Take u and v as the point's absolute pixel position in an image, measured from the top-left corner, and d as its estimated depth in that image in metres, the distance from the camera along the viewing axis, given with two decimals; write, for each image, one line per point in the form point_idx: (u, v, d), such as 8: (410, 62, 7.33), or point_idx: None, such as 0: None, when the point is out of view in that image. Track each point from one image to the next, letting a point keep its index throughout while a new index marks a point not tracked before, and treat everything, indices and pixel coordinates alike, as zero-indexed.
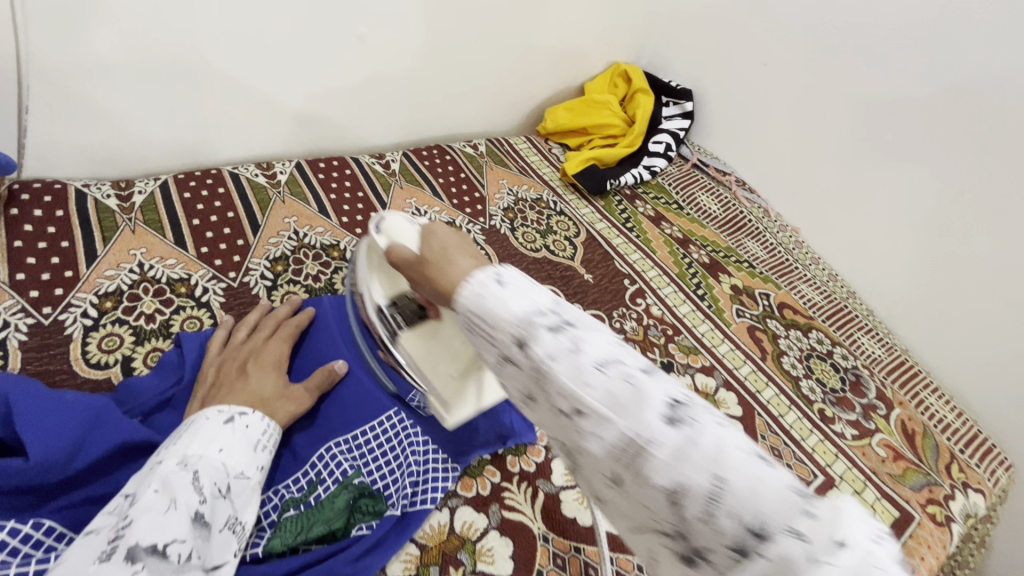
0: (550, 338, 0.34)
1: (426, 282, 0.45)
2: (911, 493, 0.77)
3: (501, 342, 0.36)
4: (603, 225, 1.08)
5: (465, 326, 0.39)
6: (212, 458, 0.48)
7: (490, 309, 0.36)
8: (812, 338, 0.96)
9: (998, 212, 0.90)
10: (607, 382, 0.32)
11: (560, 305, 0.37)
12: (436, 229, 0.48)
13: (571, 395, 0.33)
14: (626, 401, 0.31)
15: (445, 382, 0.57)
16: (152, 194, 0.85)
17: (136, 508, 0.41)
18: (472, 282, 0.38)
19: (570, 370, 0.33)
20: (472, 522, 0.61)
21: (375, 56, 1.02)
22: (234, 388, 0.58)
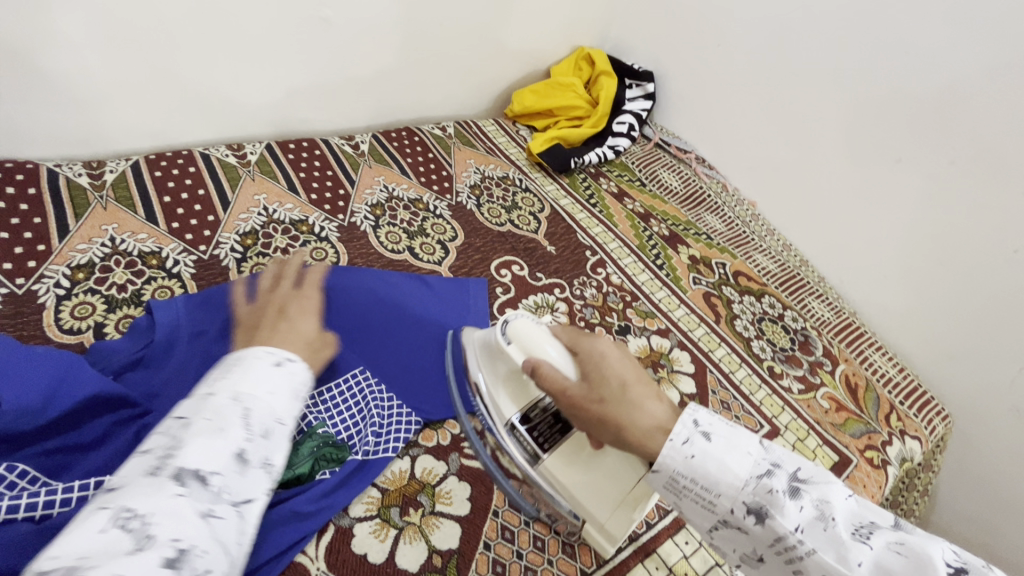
0: (795, 508, 0.42)
1: (611, 425, 0.51)
2: (851, 440, 0.82)
3: (734, 509, 0.45)
4: (567, 201, 1.13)
5: (685, 496, 0.47)
6: (262, 399, 0.47)
7: (717, 477, 0.45)
8: (765, 303, 1.01)
9: (933, 178, 0.95)
10: (867, 550, 0.40)
11: (783, 466, 0.45)
12: (605, 361, 0.55)
13: (837, 570, 0.40)
14: (899, 568, 0.39)
15: (607, 512, 0.58)
16: (123, 173, 0.87)
17: (185, 436, 0.41)
18: (674, 441, 0.47)
19: (825, 539, 0.41)
20: (432, 468, 0.65)
21: (340, 38, 1.04)
22: (279, 330, 0.62)
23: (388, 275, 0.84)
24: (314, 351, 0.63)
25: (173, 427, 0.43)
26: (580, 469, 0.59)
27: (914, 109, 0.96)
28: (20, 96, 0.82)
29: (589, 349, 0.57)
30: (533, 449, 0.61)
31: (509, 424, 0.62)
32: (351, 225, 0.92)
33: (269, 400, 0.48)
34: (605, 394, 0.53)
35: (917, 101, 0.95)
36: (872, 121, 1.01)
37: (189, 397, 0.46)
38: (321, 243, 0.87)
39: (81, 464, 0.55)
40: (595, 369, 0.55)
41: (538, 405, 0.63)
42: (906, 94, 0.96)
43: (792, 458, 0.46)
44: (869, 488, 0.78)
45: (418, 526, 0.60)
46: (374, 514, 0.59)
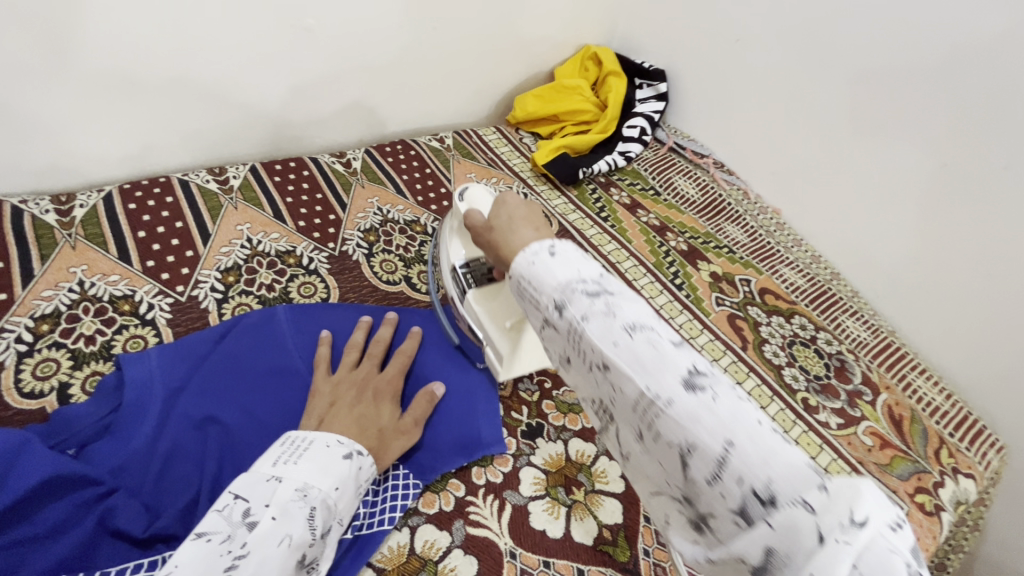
0: (587, 302, 0.39)
1: (494, 248, 0.51)
2: (898, 482, 0.74)
3: (544, 305, 0.42)
4: (576, 216, 1.05)
5: (517, 292, 0.45)
6: (327, 497, 0.50)
7: (538, 274, 0.43)
8: (795, 324, 0.93)
9: (979, 186, 0.86)
10: (634, 344, 0.37)
11: (604, 278, 0.42)
12: (507, 199, 0.53)
13: (600, 352, 0.38)
14: (649, 361, 0.36)
15: (500, 331, 0.66)
16: (94, 207, 0.80)
17: (257, 538, 0.44)
18: (526, 252, 0.44)
19: (601, 329, 0.38)
20: (434, 541, 0.58)
21: (325, 50, 0.96)
22: (355, 414, 0.60)
23: (381, 310, 0.78)
24: (386, 441, 0.61)
25: (241, 522, 0.45)
26: (491, 297, 0.68)
27: (957, 110, 0.86)
28: None
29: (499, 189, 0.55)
30: (462, 285, 0.70)
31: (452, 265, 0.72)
32: (342, 254, 0.85)
33: (332, 498, 0.51)
34: (494, 222, 0.52)
35: (964, 101, 0.85)
36: (912, 121, 0.91)
37: (259, 482, 0.48)
38: (310, 277, 0.80)
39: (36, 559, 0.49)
40: (497, 205, 0.54)
41: (480, 259, 0.72)
42: (950, 92, 0.86)
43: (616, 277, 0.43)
44: (922, 540, 0.70)
45: None
46: None
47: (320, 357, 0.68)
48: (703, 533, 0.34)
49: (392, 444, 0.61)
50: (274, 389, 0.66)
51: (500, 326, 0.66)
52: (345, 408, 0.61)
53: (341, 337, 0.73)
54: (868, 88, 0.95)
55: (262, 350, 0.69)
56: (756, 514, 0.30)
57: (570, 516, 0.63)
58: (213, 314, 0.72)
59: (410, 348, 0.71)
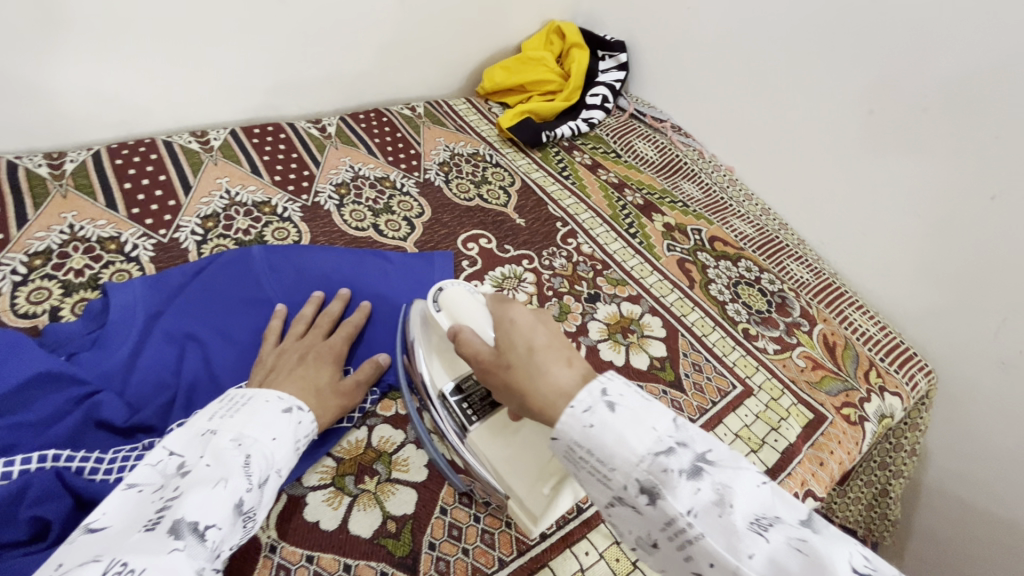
0: (691, 490, 0.38)
1: (518, 390, 0.48)
2: (827, 398, 0.80)
3: (625, 487, 0.40)
4: (538, 174, 1.11)
5: (580, 467, 0.43)
6: (264, 446, 0.51)
7: (612, 447, 0.41)
8: (741, 266, 0.99)
9: (904, 129, 0.93)
10: (767, 545, 0.36)
11: (685, 443, 0.41)
12: (517, 324, 0.51)
13: (729, 563, 0.36)
14: (800, 569, 0.35)
15: (535, 491, 0.53)
16: (84, 162, 0.87)
17: (189, 482, 0.44)
18: (578, 408, 0.43)
19: (721, 527, 0.37)
20: (389, 437, 0.64)
21: (298, 22, 1.03)
22: (294, 376, 0.61)
23: (333, 286, 0.79)
24: (324, 402, 0.61)
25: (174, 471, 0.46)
26: (507, 444, 0.56)
27: (885, 59, 0.93)
28: None
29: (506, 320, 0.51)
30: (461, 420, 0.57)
31: (440, 394, 0.60)
32: (315, 205, 0.91)
33: (270, 448, 0.51)
34: (512, 358, 0.49)
35: (890, 51, 0.92)
36: (848, 72, 0.98)
37: (195, 437, 0.49)
38: (284, 224, 0.87)
39: (29, 441, 0.55)
40: (506, 332, 0.51)
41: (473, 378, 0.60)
42: (879, 43, 0.93)
43: (706, 438, 0.41)
44: (844, 444, 0.75)
45: (373, 494, 0.59)
46: (328, 483, 0.59)
47: (270, 329, 0.70)
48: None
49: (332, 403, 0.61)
50: (242, 320, 0.72)
51: (531, 484, 0.53)
52: (285, 372, 0.62)
53: (293, 311, 0.76)
54: (807, 45, 1.02)
55: (235, 284, 0.76)
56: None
57: None
58: (194, 253, 0.79)
59: (356, 320, 0.73)
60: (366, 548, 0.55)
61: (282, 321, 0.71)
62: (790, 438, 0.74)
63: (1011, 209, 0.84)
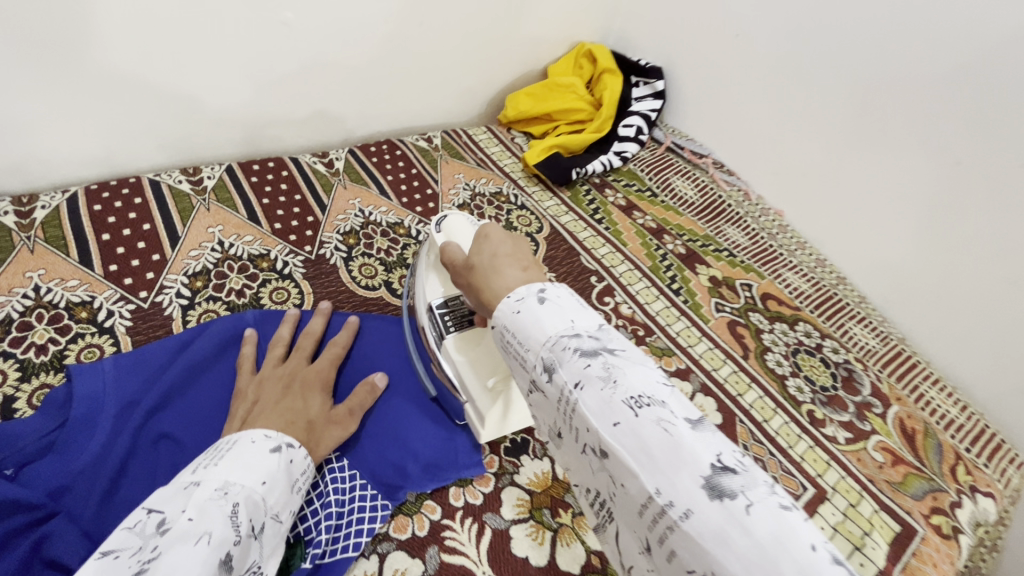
0: (582, 365, 0.37)
1: (474, 288, 0.51)
2: (913, 503, 0.68)
3: (534, 364, 0.41)
4: (569, 218, 1.00)
5: (504, 346, 0.44)
6: (253, 491, 0.44)
7: (528, 327, 0.41)
8: (800, 331, 0.87)
9: (993, 184, 0.81)
10: (637, 423, 0.34)
11: (602, 334, 0.40)
12: (490, 233, 0.54)
13: (596, 431, 0.35)
14: (655, 447, 0.33)
15: (483, 391, 0.59)
16: (57, 208, 0.76)
17: (169, 538, 0.36)
18: (513, 299, 0.44)
19: (599, 400, 0.36)
20: (405, 571, 0.53)
21: (303, 45, 0.91)
22: (280, 407, 0.55)
23: (309, 301, 0.75)
24: (317, 434, 0.56)
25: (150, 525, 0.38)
26: (474, 349, 0.61)
27: (971, 103, 0.81)
28: None
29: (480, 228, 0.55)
30: (440, 330, 0.63)
31: (428, 305, 0.65)
32: (320, 258, 0.80)
33: (260, 493, 0.45)
34: (475, 260, 0.52)
35: (977, 94, 0.80)
36: (923, 116, 0.86)
37: (175, 490, 0.42)
38: (284, 282, 0.76)
39: None
40: (479, 241, 0.54)
41: (459, 298, 0.65)
42: (969, 84, 0.81)
43: (625, 341, 0.40)
44: (939, 567, 0.63)
45: None
46: None
47: (244, 357, 0.64)
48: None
49: (326, 436, 0.57)
50: (217, 366, 0.64)
51: (482, 383, 0.60)
52: (270, 403, 0.56)
53: (264, 335, 0.69)
54: (877, 82, 0.90)
55: (220, 345, 0.66)
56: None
57: (556, 542, 0.57)
58: (177, 321, 0.68)
59: (342, 339, 0.69)
60: None
61: (255, 347, 0.65)
62: (878, 561, 0.62)
63: None
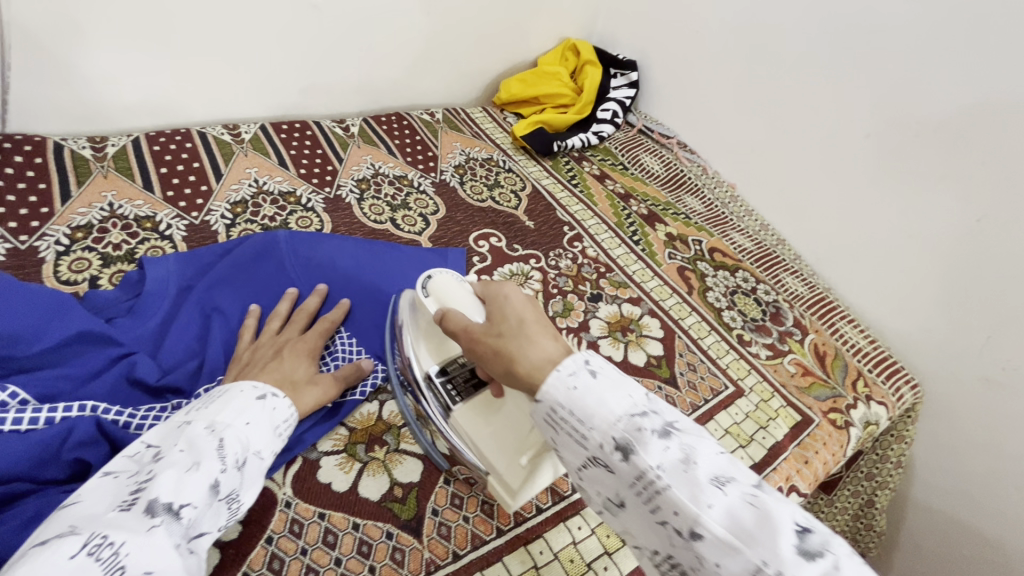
0: (660, 448, 0.41)
1: (505, 356, 0.51)
2: (814, 402, 0.84)
3: (600, 444, 0.43)
4: (549, 181, 1.16)
5: (552, 422, 0.47)
6: (239, 430, 0.50)
7: (589, 407, 0.44)
8: (738, 277, 1.03)
9: (896, 154, 0.98)
10: (727, 500, 0.39)
11: (654, 404, 0.45)
12: (509, 294, 0.56)
13: (690, 513, 0.39)
14: (753, 523, 0.37)
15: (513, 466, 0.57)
16: (124, 147, 0.93)
17: (163, 464, 0.43)
18: (563, 372, 0.46)
19: (687, 483, 0.40)
20: (399, 412, 0.68)
21: (330, 26, 1.08)
22: (266, 370, 0.60)
23: (311, 280, 0.81)
24: (299, 392, 0.60)
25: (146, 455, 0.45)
26: (487, 421, 0.60)
27: (881, 87, 0.98)
28: (28, 73, 0.87)
29: (495, 293, 0.57)
30: (445, 398, 0.62)
31: (426, 375, 0.64)
32: (337, 197, 0.97)
33: (245, 432, 0.50)
34: (502, 327, 0.53)
35: (884, 79, 0.98)
36: (845, 99, 1.04)
37: (171, 429, 0.48)
38: (308, 213, 0.92)
39: (72, 393, 0.59)
40: (498, 306, 0.56)
41: (458, 361, 0.64)
42: (878, 70, 0.98)
43: (675, 412, 0.45)
44: (830, 446, 0.79)
45: (382, 461, 0.63)
46: (341, 449, 0.63)
47: (247, 325, 0.70)
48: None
49: (306, 394, 0.60)
50: (253, 266, 0.80)
51: (508, 458, 0.57)
52: (259, 365, 0.61)
53: (268, 308, 0.76)
54: (809, 71, 1.08)
55: (256, 266, 0.80)
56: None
57: None
58: (222, 235, 0.84)
59: (334, 316, 0.73)
60: (374, 510, 0.59)
61: (257, 319, 0.71)
62: (777, 436, 0.78)
63: (996, 231, 0.88)
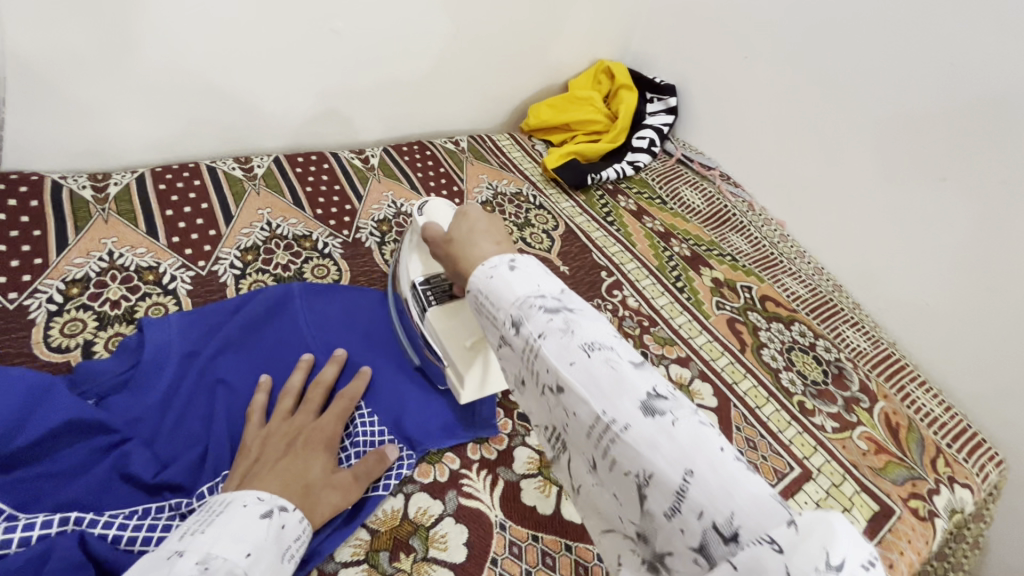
0: (546, 319, 0.39)
1: (450, 259, 0.51)
2: (892, 487, 0.74)
3: (504, 321, 0.41)
4: (583, 219, 1.08)
5: (475, 306, 0.45)
6: (235, 564, 0.42)
7: (498, 290, 0.42)
8: (795, 330, 0.93)
9: (975, 199, 0.88)
10: (589, 363, 0.36)
11: (564, 294, 0.41)
12: (469, 212, 0.53)
13: (554, 370, 0.37)
14: (604, 381, 0.35)
15: (464, 352, 0.64)
16: (128, 186, 0.85)
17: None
18: (487, 265, 0.44)
19: (557, 347, 0.38)
20: (427, 508, 0.60)
21: (350, 50, 1.01)
22: (276, 474, 0.53)
23: (327, 342, 0.73)
24: (314, 499, 0.53)
25: None
26: (453, 316, 0.65)
27: (958, 123, 0.88)
28: (26, 106, 0.80)
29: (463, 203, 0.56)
30: (422, 303, 0.67)
31: (411, 282, 0.70)
32: (356, 241, 0.89)
33: (244, 566, 0.43)
34: (453, 234, 0.52)
35: (963, 116, 0.88)
36: (913, 135, 0.94)
37: (158, 560, 0.41)
38: (324, 260, 0.84)
39: (55, 494, 0.52)
40: (459, 218, 0.54)
41: (441, 276, 0.70)
42: (956, 104, 0.88)
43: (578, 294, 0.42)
44: (914, 543, 0.69)
45: (408, 574, 0.55)
46: (362, 559, 0.55)
47: (255, 404, 0.62)
48: (658, 568, 0.34)
49: (322, 501, 0.53)
50: (264, 326, 0.72)
51: (462, 345, 0.64)
52: (268, 466, 0.54)
53: (279, 379, 0.68)
54: (872, 102, 0.98)
55: (268, 328, 0.72)
56: (717, 550, 0.30)
57: (561, 496, 0.64)
58: (231, 288, 0.76)
59: (353, 390, 0.65)
60: None
61: (267, 394, 0.63)
62: None
63: None
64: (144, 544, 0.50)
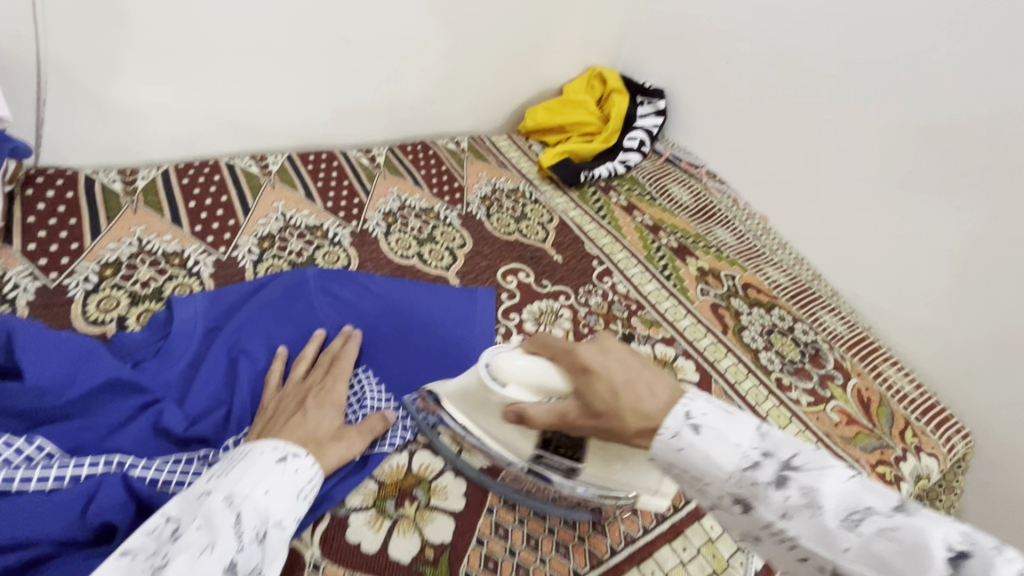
0: (779, 495, 0.40)
1: (614, 429, 0.49)
2: (861, 454, 0.80)
3: (721, 498, 0.42)
4: (576, 213, 1.14)
5: (676, 477, 0.45)
6: (256, 500, 0.49)
7: (700, 464, 0.42)
8: (775, 315, 0.99)
9: (939, 190, 0.95)
10: (861, 540, 0.37)
11: (773, 447, 0.42)
12: (592, 368, 0.50)
13: (824, 554, 0.38)
14: (890, 555, 0.35)
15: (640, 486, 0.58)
16: (153, 180, 0.92)
17: (177, 547, 0.44)
18: (663, 435, 0.44)
19: (810, 526, 0.38)
20: (429, 464, 0.66)
21: (359, 56, 1.08)
22: (290, 426, 0.58)
23: (339, 319, 0.79)
24: (323, 449, 0.58)
25: (165, 529, 0.46)
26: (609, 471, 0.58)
27: (922, 120, 0.95)
28: (62, 108, 0.88)
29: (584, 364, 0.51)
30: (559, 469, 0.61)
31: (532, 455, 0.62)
32: (364, 231, 0.96)
33: (264, 502, 0.49)
34: (599, 406, 0.49)
35: (926, 114, 0.95)
36: (882, 132, 1.01)
37: (192, 499, 0.48)
38: (334, 248, 0.91)
39: (98, 444, 0.59)
40: (583, 380, 0.50)
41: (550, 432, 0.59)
42: (923, 102, 0.95)
43: (792, 442, 0.42)
44: None
45: (412, 519, 0.61)
46: (370, 505, 0.61)
47: (272, 371, 0.68)
48: None
49: (330, 451, 0.58)
50: (280, 304, 0.78)
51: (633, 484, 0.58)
52: (282, 421, 0.60)
53: (295, 351, 0.74)
54: (845, 102, 1.05)
55: (285, 304, 0.78)
56: None
57: None
58: (250, 271, 0.83)
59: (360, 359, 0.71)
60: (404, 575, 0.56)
61: (284, 363, 0.69)
62: None
63: None
64: (176, 486, 0.56)
